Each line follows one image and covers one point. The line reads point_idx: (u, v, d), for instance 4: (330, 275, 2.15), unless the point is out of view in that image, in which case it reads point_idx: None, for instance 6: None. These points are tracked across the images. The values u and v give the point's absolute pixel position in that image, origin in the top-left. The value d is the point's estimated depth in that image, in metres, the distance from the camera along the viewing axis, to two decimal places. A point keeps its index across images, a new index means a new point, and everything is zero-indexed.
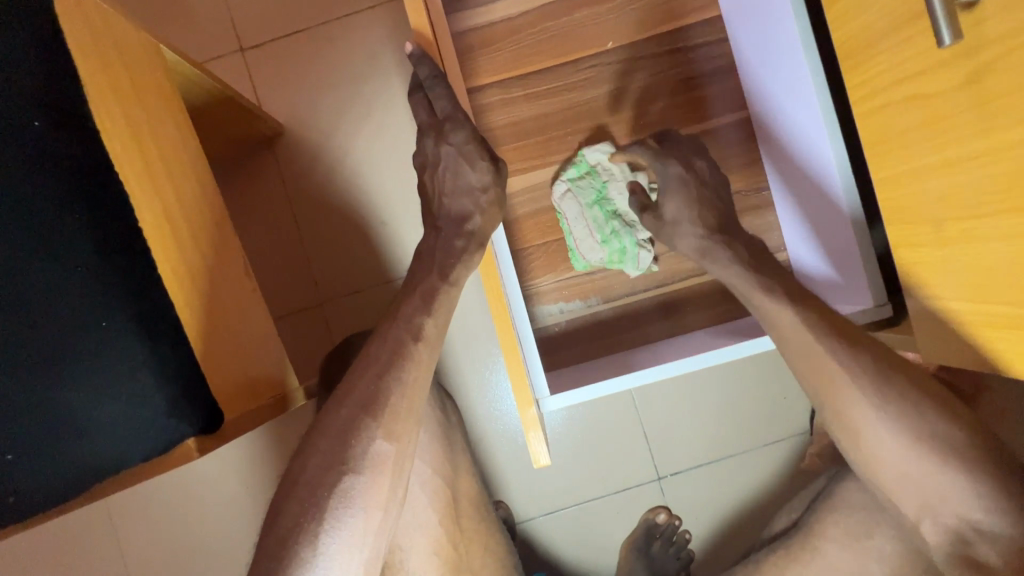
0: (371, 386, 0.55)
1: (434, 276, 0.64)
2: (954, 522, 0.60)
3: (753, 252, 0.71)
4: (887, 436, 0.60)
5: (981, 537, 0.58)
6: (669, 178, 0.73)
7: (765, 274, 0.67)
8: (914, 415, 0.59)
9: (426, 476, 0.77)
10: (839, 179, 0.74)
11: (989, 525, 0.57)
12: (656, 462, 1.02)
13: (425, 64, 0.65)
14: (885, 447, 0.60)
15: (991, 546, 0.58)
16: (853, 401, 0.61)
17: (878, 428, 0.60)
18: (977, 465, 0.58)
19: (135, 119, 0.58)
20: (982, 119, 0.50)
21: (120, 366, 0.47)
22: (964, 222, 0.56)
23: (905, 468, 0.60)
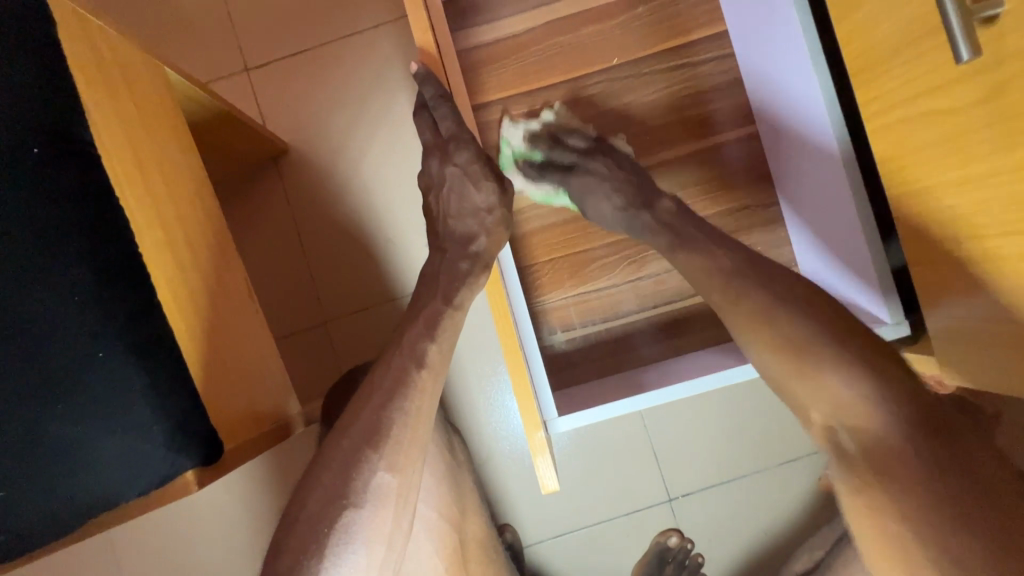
0: (373, 417, 0.54)
1: (437, 299, 0.63)
2: (834, 432, 0.57)
3: (674, 211, 0.70)
4: (772, 335, 0.59)
5: (848, 431, 0.56)
6: (577, 192, 0.75)
7: (669, 234, 0.69)
8: (832, 345, 0.56)
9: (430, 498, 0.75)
10: (852, 203, 0.77)
11: (878, 428, 0.54)
12: (666, 484, 0.99)
13: (430, 84, 0.64)
14: (795, 360, 0.58)
15: (855, 439, 0.56)
16: (738, 299, 0.61)
17: (767, 339, 0.59)
18: (874, 375, 0.54)
19: (139, 147, 0.58)
20: (998, 138, 0.49)
21: (117, 397, 0.46)
22: (982, 242, 0.54)
23: (791, 345, 0.58)
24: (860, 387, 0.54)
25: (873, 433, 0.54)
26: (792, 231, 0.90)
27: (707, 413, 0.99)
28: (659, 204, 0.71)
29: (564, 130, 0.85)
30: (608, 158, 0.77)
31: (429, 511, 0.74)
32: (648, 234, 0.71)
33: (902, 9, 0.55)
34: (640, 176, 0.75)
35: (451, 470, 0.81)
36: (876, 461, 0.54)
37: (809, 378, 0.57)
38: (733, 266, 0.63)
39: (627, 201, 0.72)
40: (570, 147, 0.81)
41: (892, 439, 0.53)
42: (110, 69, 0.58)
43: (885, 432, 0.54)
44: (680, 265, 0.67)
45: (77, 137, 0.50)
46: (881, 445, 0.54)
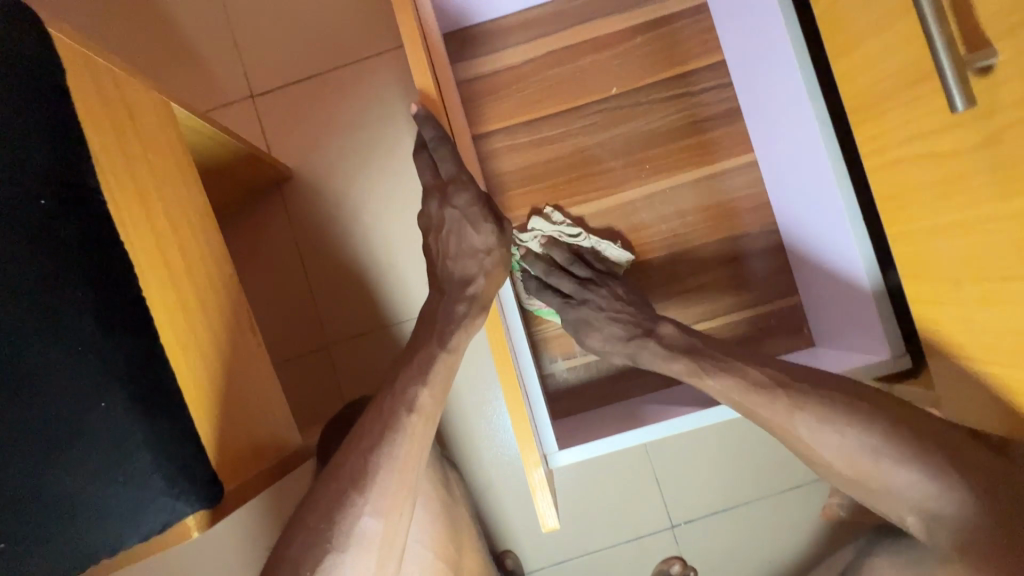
0: (360, 462, 0.56)
1: (433, 342, 0.64)
2: (941, 521, 0.59)
3: (678, 337, 0.75)
4: (835, 447, 0.62)
5: (935, 519, 0.59)
6: (574, 323, 0.83)
7: (683, 360, 0.72)
8: (882, 436, 0.60)
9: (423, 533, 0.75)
10: (841, 205, 0.73)
11: (947, 510, 0.58)
12: (669, 510, 0.99)
13: (430, 126, 0.65)
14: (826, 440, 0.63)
15: (942, 523, 0.59)
16: (789, 415, 0.64)
17: (799, 426, 0.64)
18: (934, 459, 0.59)
19: (141, 187, 0.59)
20: (992, 185, 0.50)
21: (118, 446, 0.46)
22: (982, 284, 0.55)
23: (884, 477, 0.61)
24: (932, 481, 0.59)
25: (950, 513, 0.58)
26: (794, 260, 0.89)
27: (707, 440, 0.99)
28: (676, 332, 0.76)
29: (560, 244, 0.89)
30: (602, 288, 0.83)
31: (423, 547, 0.75)
32: (657, 358, 0.75)
33: (898, 53, 0.56)
34: (640, 305, 0.82)
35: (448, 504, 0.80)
36: (983, 549, 0.56)
37: (845, 449, 0.62)
38: (766, 382, 0.66)
39: (628, 331, 0.79)
40: (562, 267, 0.87)
41: (970, 518, 0.57)
42: (116, 112, 0.59)
43: (964, 514, 0.58)
44: (703, 387, 0.70)
45: (85, 183, 0.50)
46: (966, 524, 0.57)
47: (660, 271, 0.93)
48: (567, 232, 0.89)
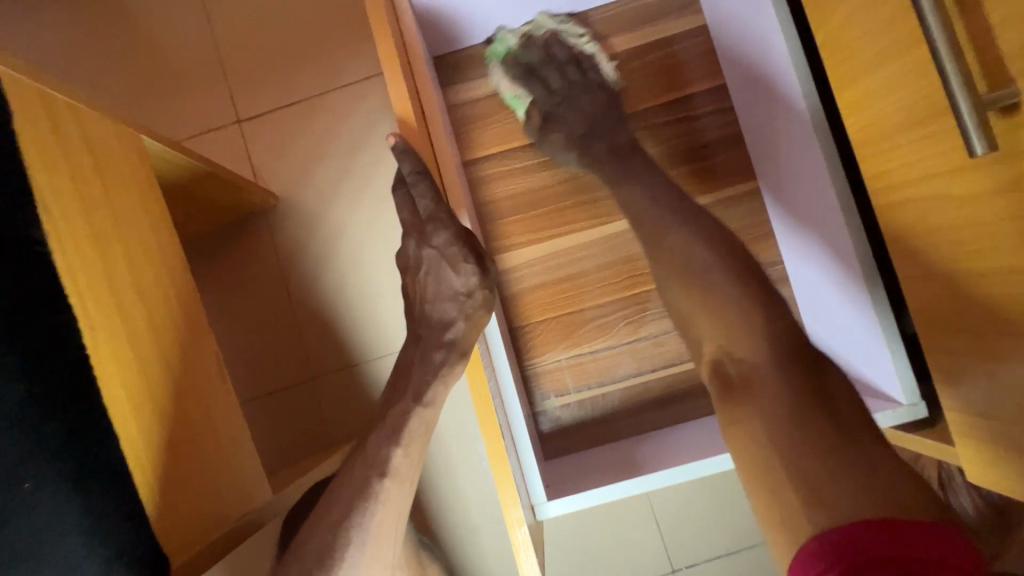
0: (328, 537, 0.52)
1: (408, 395, 0.60)
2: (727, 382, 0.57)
3: (625, 150, 0.73)
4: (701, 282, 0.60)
5: (738, 367, 0.57)
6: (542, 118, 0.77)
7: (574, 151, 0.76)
8: (742, 313, 0.57)
9: None
10: (829, 185, 0.69)
11: (749, 357, 0.56)
12: (669, 553, 0.93)
13: (408, 159, 0.60)
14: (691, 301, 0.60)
15: (738, 368, 0.57)
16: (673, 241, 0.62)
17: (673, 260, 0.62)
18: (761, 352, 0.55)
19: (98, 229, 0.55)
20: (1017, 235, 0.45)
21: (45, 530, 0.45)
22: (1008, 342, 0.49)
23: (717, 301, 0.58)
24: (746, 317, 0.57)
25: (747, 357, 0.56)
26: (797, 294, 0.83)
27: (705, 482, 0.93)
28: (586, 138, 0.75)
29: (562, 40, 0.82)
30: (573, 106, 0.76)
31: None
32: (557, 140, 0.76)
33: (911, 87, 0.51)
34: (608, 108, 0.77)
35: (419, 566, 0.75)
36: (754, 387, 0.54)
37: (714, 313, 0.58)
38: (668, 198, 0.66)
39: (581, 134, 0.75)
40: (557, 60, 0.79)
41: (765, 369, 0.55)
42: (73, 148, 0.54)
43: (762, 362, 0.55)
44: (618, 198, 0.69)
45: (27, 238, 0.49)
46: (762, 380, 0.54)
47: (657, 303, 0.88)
48: (571, 31, 0.85)
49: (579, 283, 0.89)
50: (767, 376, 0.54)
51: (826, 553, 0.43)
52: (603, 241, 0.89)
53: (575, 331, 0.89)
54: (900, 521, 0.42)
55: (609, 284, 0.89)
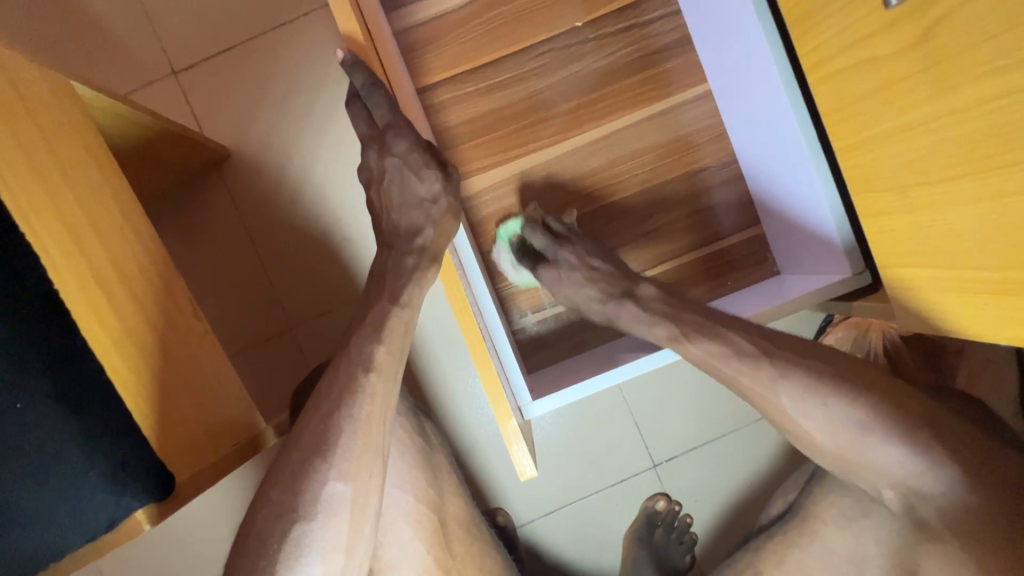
0: (321, 428, 0.55)
1: (384, 299, 0.62)
2: (914, 506, 0.60)
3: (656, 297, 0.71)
4: (828, 428, 0.60)
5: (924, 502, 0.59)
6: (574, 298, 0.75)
7: (661, 314, 0.68)
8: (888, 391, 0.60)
9: (409, 508, 0.77)
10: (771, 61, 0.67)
11: (934, 489, 0.58)
12: (649, 450, 1.01)
13: (359, 72, 0.60)
14: (881, 467, 0.59)
15: (928, 504, 0.59)
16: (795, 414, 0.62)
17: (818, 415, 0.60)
18: (920, 435, 0.58)
19: (44, 176, 0.54)
20: (932, 81, 0.48)
21: (49, 448, 0.47)
22: (926, 188, 0.53)
23: (862, 460, 0.60)
24: (917, 458, 0.57)
25: (930, 490, 0.58)
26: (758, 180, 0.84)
27: (682, 377, 1.01)
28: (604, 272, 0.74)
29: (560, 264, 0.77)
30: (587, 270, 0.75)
31: (405, 493, 0.77)
32: (635, 320, 0.70)
33: None
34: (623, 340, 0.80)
35: (426, 458, 0.82)
36: (951, 524, 0.58)
37: (862, 450, 0.59)
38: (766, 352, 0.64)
39: (605, 289, 0.73)
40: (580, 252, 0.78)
41: (957, 503, 0.57)
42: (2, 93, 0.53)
43: (947, 492, 0.57)
44: (682, 351, 0.67)
45: None
46: (960, 506, 0.57)
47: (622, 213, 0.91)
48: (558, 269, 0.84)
49: (543, 203, 0.91)
50: (963, 505, 0.57)
51: None
52: (564, 155, 0.90)
53: (534, 263, 0.79)
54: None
55: (572, 201, 0.91)
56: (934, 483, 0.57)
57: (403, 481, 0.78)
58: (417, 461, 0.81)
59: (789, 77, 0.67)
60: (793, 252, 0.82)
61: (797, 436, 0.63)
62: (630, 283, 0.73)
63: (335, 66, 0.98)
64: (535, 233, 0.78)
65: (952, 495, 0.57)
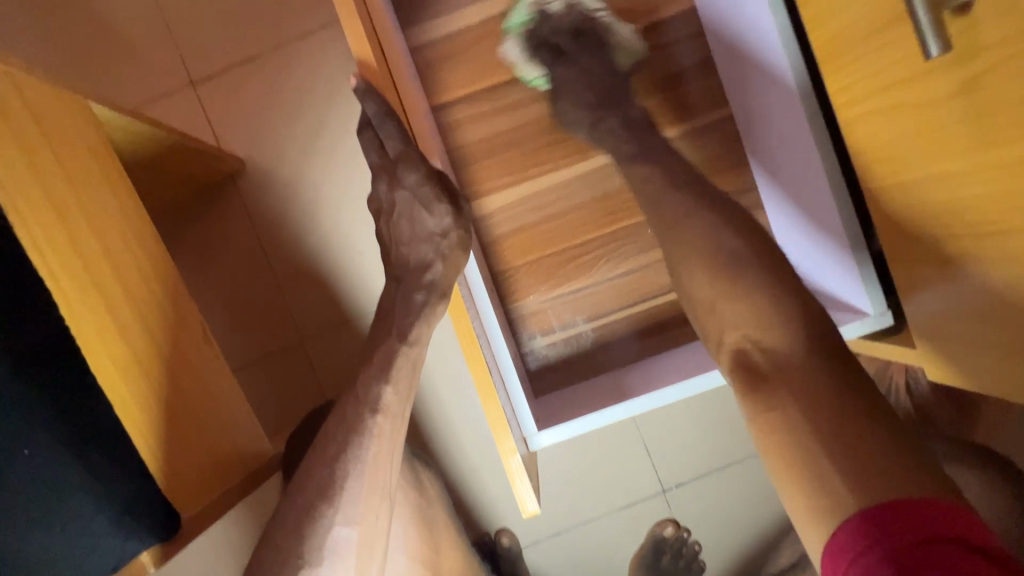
0: (326, 472, 0.54)
1: (392, 336, 0.61)
2: (747, 356, 0.54)
3: (625, 127, 0.71)
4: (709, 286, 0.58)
5: (760, 352, 0.54)
6: (560, 87, 0.77)
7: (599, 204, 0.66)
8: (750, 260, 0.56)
9: (402, 570, 0.75)
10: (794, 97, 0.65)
11: (771, 343, 0.53)
12: (659, 475, 0.99)
13: (371, 99, 0.58)
14: (744, 317, 0.55)
15: (762, 350, 0.53)
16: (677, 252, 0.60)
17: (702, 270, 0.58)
18: (779, 287, 0.54)
19: (60, 205, 0.54)
20: (975, 134, 0.45)
21: (54, 490, 0.46)
22: (962, 239, 0.51)
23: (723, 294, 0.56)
24: (766, 316, 0.53)
25: (774, 342, 0.53)
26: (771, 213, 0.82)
27: (693, 405, 0.99)
28: (593, 101, 0.74)
29: (582, 11, 0.81)
30: (587, 69, 0.77)
31: (400, 555, 0.75)
32: (610, 141, 0.72)
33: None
34: (611, 77, 0.77)
35: (422, 511, 0.80)
36: (781, 372, 0.51)
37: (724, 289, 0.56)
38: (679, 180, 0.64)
39: (597, 100, 0.74)
40: (570, 35, 0.80)
41: (792, 354, 0.51)
42: (22, 124, 0.53)
43: (790, 348, 0.52)
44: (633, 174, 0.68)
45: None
46: (792, 362, 0.51)
47: (635, 238, 0.89)
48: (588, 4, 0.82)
49: (554, 225, 0.89)
50: (794, 365, 0.51)
51: (860, 533, 0.41)
52: (579, 176, 0.88)
53: (551, 56, 0.80)
54: (940, 499, 0.40)
55: (584, 227, 0.89)
56: (772, 335, 0.53)
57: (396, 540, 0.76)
58: (414, 512, 0.79)
59: (814, 106, 0.64)
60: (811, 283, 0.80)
61: (687, 296, 0.61)
62: (621, 102, 0.74)
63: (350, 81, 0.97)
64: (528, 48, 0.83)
65: (783, 348, 0.52)
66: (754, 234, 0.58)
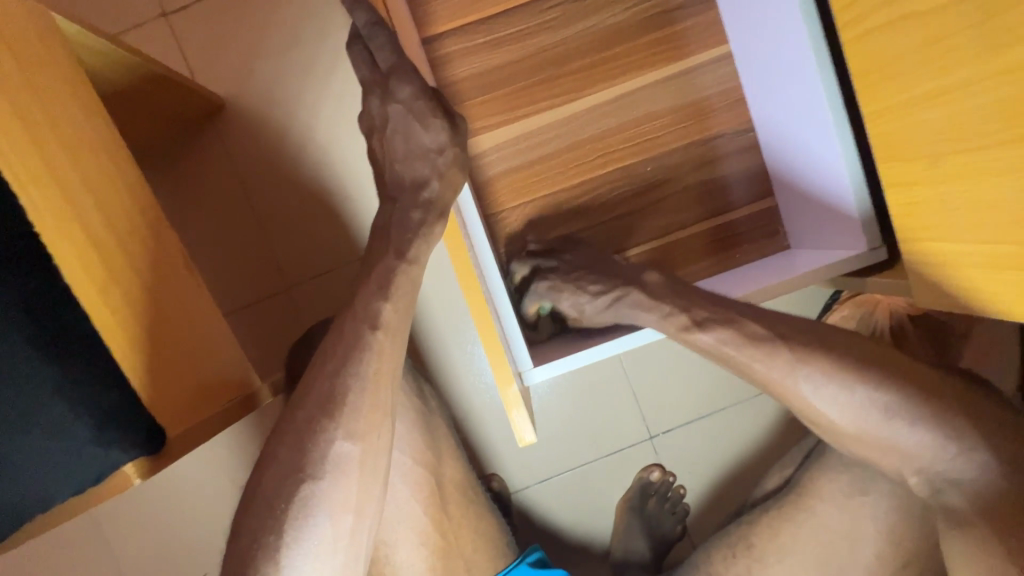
0: (327, 385, 0.53)
1: (390, 255, 0.60)
2: (941, 487, 0.59)
3: (659, 284, 0.72)
4: (849, 419, 0.60)
5: (950, 483, 0.59)
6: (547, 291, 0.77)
7: (672, 303, 0.68)
8: (881, 371, 0.60)
9: (406, 469, 0.79)
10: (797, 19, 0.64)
11: (956, 471, 0.58)
12: (646, 421, 1.01)
13: (360, 11, 0.58)
14: (901, 454, 0.60)
15: (957, 488, 0.59)
16: (788, 376, 0.62)
17: (828, 391, 0.60)
18: (952, 420, 0.58)
19: (19, 110, 0.50)
20: (984, 36, 0.44)
21: (31, 399, 0.45)
22: (960, 154, 0.50)
23: (875, 442, 0.60)
24: (942, 438, 0.58)
25: (964, 475, 0.58)
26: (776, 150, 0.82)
27: (683, 351, 1.00)
28: (587, 271, 0.77)
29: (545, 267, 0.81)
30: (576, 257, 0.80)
31: (405, 455, 0.79)
32: (638, 307, 0.70)
33: None
34: (602, 259, 0.79)
35: (424, 421, 0.83)
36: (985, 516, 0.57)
37: (883, 442, 0.60)
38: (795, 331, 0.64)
39: (609, 284, 0.74)
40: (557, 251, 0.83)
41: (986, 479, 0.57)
42: None
43: (986, 478, 0.57)
44: (696, 343, 0.66)
45: None
46: (996, 489, 0.57)
47: (628, 179, 0.87)
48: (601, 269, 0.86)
49: (547, 166, 0.86)
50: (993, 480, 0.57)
51: None
52: (576, 116, 0.86)
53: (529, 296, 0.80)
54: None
55: (579, 168, 0.87)
56: (959, 463, 0.58)
57: (399, 447, 0.79)
58: (418, 428, 0.82)
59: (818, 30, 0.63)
60: (808, 224, 0.79)
61: (822, 428, 0.63)
62: (632, 275, 0.74)
63: (332, 11, 0.92)
64: (535, 283, 0.78)
65: (972, 473, 0.57)
66: (874, 358, 0.61)
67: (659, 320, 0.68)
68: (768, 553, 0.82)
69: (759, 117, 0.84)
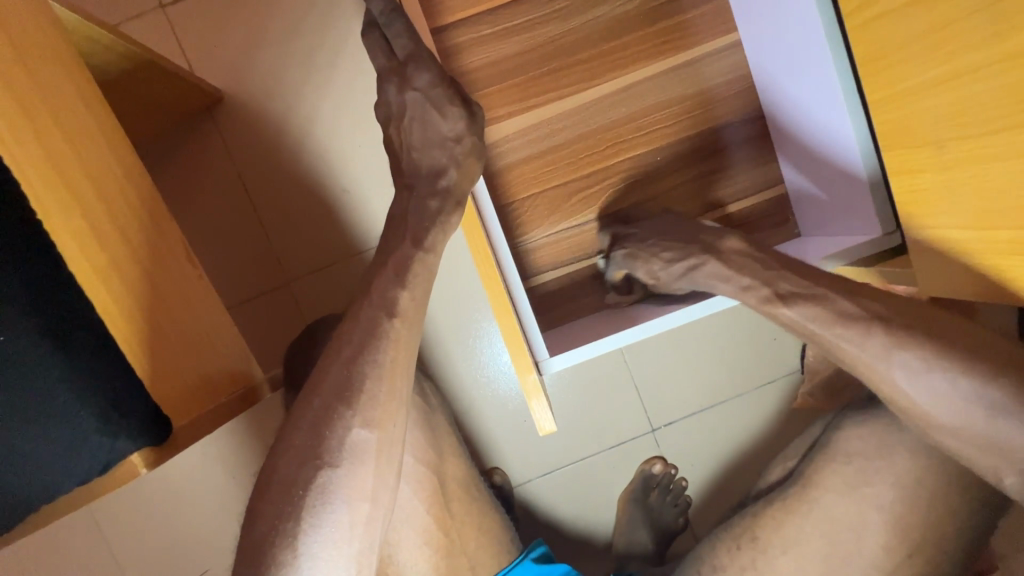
0: (344, 373, 0.53)
1: (407, 242, 0.59)
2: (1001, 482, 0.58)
3: (739, 250, 0.70)
4: (939, 404, 0.58)
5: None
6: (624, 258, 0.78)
7: (753, 275, 0.66)
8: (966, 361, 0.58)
9: (410, 470, 0.79)
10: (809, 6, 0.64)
11: None
12: (647, 412, 1.01)
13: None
14: (993, 446, 0.58)
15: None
16: (881, 362, 0.60)
17: (924, 374, 0.58)
18: None
19: (25, 98, 0.49)
20: (990, 22, 0.44)
21: (33, 388, 0.44)
22: (966, 141, 0.51)
23: (967, 431, 0.58)
24: None
25: None
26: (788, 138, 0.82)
27: (687, 343, 1.00)
28: (661, 240, 0.75)
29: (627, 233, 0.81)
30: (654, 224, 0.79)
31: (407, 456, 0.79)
32: (716, 275, 0.68)
33: None
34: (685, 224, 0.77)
35: (425, 417, 0.83)
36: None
37: (976, 431, 0.58)
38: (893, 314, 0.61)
39: (680, 251, 0.72)
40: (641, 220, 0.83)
41: None
42: None
43: None
44: (786, 319, 0.65)
45: None
46: None
47: (636, 170, 0.87)
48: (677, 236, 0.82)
49: (557, 156, 0.86)
50: None
51: None
52: (586, 105, 0.85)
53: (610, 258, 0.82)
54: None
55: (587, 158, 0.86)
56: None
57: (405, 442, 0.79)
58: (420, 425, 0.82)
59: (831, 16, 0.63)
60: (820, 213, 0.79)
61: (903, 410, 0.61)
62: (710, 241, 0.72)
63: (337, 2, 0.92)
64: (613, 253, 0.80)
65: None
66: (957, 344, 0.59)
67: (737, 287, 0.67)
68: (773, 545, 0.82)
69: (770, 106, 0.84)
